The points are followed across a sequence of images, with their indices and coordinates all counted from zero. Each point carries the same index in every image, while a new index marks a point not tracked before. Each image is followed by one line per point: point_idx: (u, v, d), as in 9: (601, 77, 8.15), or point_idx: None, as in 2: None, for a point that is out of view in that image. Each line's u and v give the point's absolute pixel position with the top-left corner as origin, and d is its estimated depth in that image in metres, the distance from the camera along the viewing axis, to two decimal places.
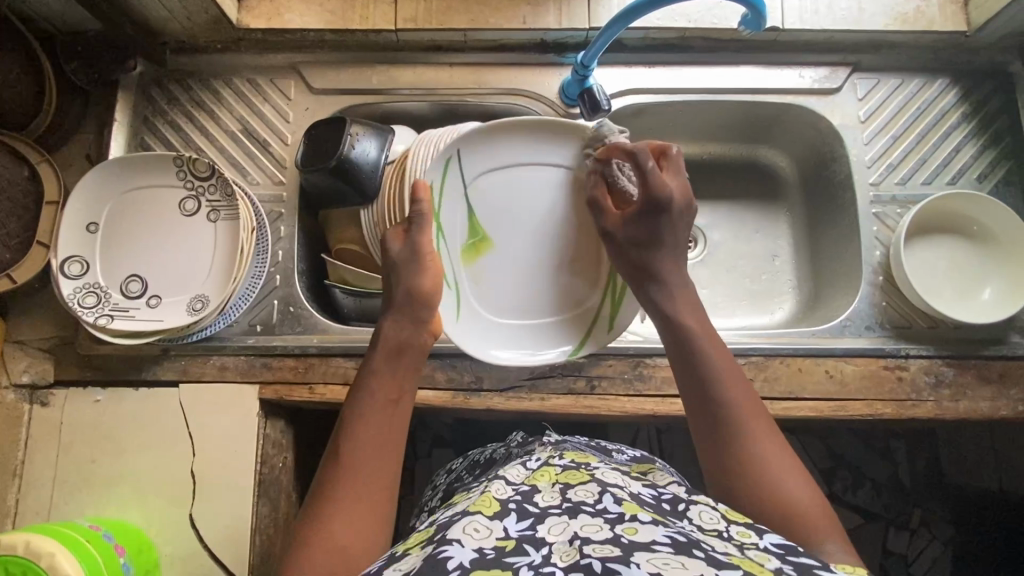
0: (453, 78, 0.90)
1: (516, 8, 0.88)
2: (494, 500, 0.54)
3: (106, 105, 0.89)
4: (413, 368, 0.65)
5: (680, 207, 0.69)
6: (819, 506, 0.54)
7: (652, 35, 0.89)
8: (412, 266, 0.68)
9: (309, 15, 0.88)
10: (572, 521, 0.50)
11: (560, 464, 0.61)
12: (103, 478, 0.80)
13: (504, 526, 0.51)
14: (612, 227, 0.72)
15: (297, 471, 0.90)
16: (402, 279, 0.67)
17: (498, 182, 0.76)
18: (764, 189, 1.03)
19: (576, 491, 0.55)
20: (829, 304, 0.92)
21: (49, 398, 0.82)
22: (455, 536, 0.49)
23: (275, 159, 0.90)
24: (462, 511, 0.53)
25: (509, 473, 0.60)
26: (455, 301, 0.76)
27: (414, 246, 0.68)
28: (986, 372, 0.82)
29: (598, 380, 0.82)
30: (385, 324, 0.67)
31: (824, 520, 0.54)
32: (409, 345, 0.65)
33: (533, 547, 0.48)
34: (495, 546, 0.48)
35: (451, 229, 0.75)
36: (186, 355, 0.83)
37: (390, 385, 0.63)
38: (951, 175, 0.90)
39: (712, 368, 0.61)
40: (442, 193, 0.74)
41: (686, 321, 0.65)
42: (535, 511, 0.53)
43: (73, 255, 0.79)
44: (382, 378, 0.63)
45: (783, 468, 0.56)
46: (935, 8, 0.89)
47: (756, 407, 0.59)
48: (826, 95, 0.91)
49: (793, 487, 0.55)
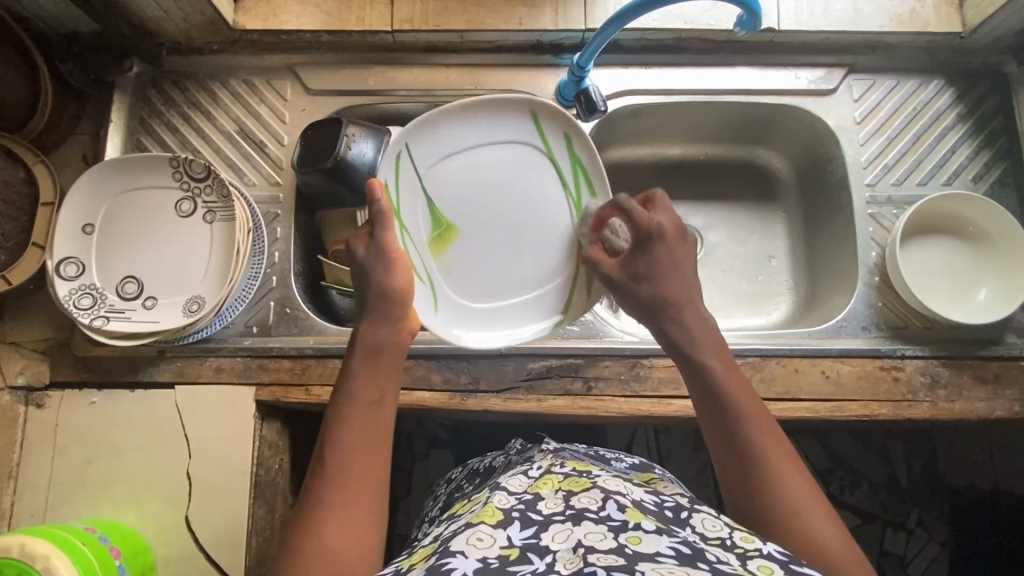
0: (450, 79, 0.90)
1: (513, 9, 0.88)
2: (497, 509, 0.54)
3: (102, 105, 0.89)
4: (391, 367, 0.65)
5: (673, 240, 0.72)
6: (851, 551, 0.54)
7: (648, 36, 0.89)
8: (381, 265, 0.67)
9: (305, 16, 0.88)
10: (576, 528, 0.50)
11: (562, 472, 0.61)
12: (98, 480, 0.80)
13: (507, 535, 0.51)
14: (613, 273, 0.72)
15: (294, 472, 0.90)
16: (372, 278, 0.67)
17: (455, 171, 0.75)
18: (759, 190, 1.03)
19: (579, 497, 0.54)
20: (825, 304, 0.92)
21: (44, 400, 0.82)
22: (459, 547, 0.49)
23: (270, 159, 0.90)
24: (465, 523, 0.54)
25: (511, 484, 0.60)
26: (430, 292, 0.75)
27: (381, 246, 0.67)
28: (982, 372, 0.82)
29: (594, 381, 0.82)
30: (363, 326, 0.67)
31: (855, 563, 0.53)
32: (386, 345, 0.66)
33: (537, 556, 0.48)
34: (500, 555, 0.48)
35: (413, 224, 0.74)
36: (183, 357, 0.83)
37: (371, 387, 0.63)
38: (947, 176, 0.90)
39: (736, 408, 0.61)
40: (395, 186, 0.72)
41: (708, 359, 0.65)
42: (538, 519, 0.52)
43: (68, 256, 0.79)
44: (362, 380, 0.63)
45: (813, 508, 0.55)
46: (931, 8, 0.89)
47: (780, 446, 0.59)
48: (822, 96, 0.91)
49: (826, 533, 0.54)
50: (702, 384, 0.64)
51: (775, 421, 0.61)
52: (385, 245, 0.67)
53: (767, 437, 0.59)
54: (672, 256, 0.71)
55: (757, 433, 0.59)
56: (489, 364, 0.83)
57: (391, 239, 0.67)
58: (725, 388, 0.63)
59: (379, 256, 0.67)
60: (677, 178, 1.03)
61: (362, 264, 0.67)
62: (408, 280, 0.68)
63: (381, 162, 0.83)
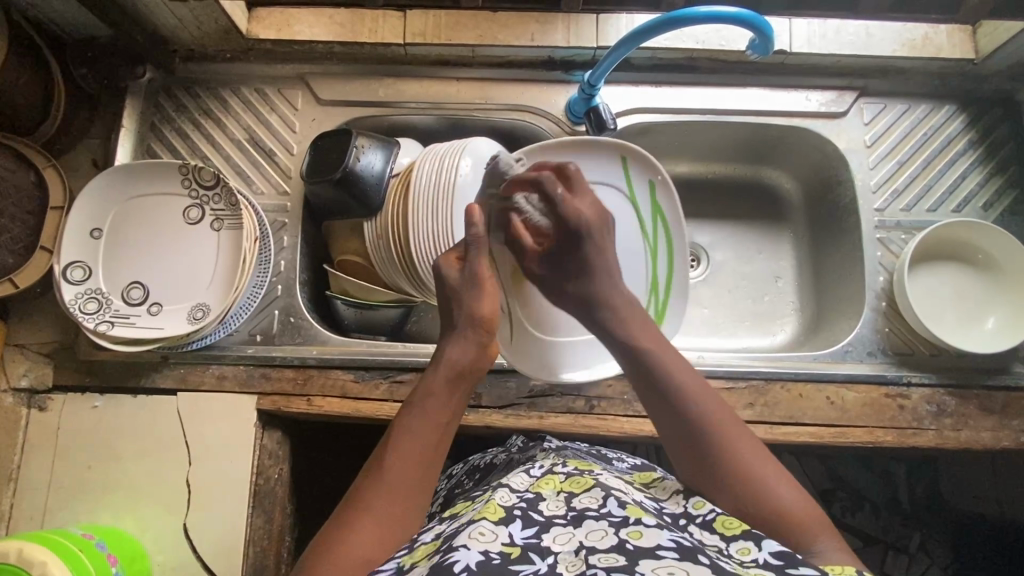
0: (460, 93, 0.90)
1: (525, 25, 0.88)
2: (499, 507, 0.54)
3: (114, 111, 0.90)
4: (466, 395, 0.65)
5: (597, 229, 0.65)
6: (805, 503, 0.55)
7: (659, 55, 0.89)
8: (472, 288, 0.66)
9: (318, 27, 0.88)
10: (577, 531, 0.50)
11: (563, 472, 0.61)
12: (98, 485, 0.80)
13: (509, 533, 0.50)
14: (534, 264, 0.67)
15: (293, 482, 0.89)
16: (461, 303, 0.66)
17: None
18: (768, 210, 1.03)
19: (581, 498, 0.55)
20: (832, 327, 0.92)
21: (47, 403, 0.82)
22: (462, 542, 0.48)
23: (279, 168, 0.90)
24: (467, 520, 0.53)
25: (512, 481, 0.60)
26: (507, 320, 0.77)
27: (472, 272, 0.67)
28: (988, 402, 0.81)
29: (597, 400, 0.82)
30: (452, 344, 0.66)
31: (815, 516, 0.55)
32: (470, 372, 0.65)
33: (538, 556, 0.48)
34: (501, 552, 0.48)
35: (501, 251, 0.75)
36: (186, 363, 0.83)
37: (443, 410, 0.62)
38: (956, 203, 0.90)
39: (671, 387, 0.60)
40: (491, 213, 0.72)
41: (638, 341, 0.63)
42: (540, 520, 0.52)
43: (76, 260, 0.79)
44: (439, 401, 0.62)
45: (764, 470, 0.56)
46: (944, 35, 0.89)
47: (727, 416, 0.59)
48: (832, 118, 0.91)
49: (786, 496, 0.55)
50: (643, 367, 0.62)
51: (737, 418, 0.59)
52: (473, 269, 0.67)
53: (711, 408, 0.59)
54: (592, 243, 0.65)
55: (699, 410, 0.59)
56: (491, 379, 0.82)
57: (483, 263, 0.67)
58: (659, 368, 0.61)
59: (469, 280, 0.67)
60: (684, 197, 1.03)
61: (451, 288, 0.67)
62: (495, 309, 0.67)
63: (390, 174, 0.83)
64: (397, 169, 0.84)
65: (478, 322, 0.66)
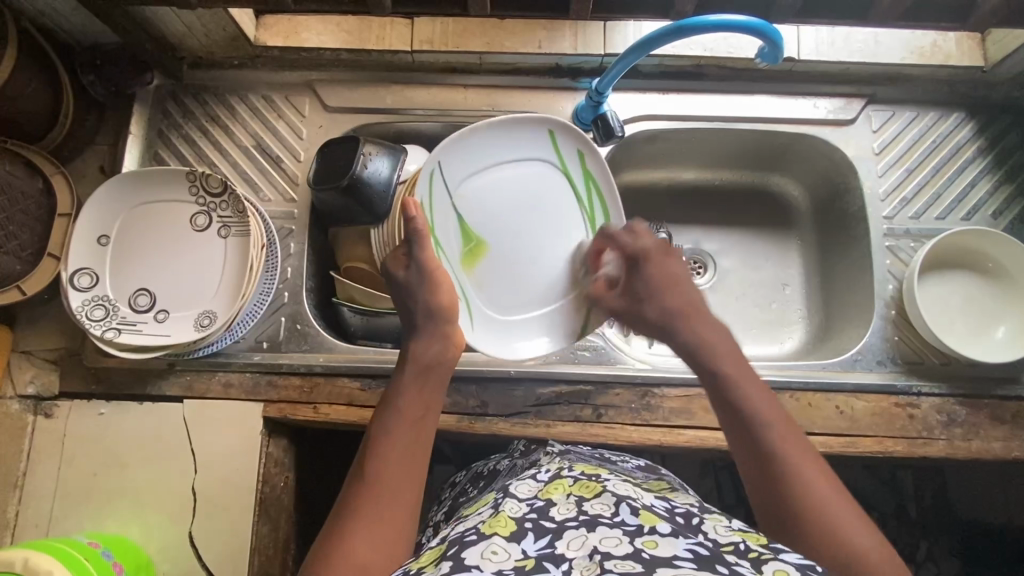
0: (468, 100, 0.90)
1: (533, 32, 0.88)
2: (509, 518, 0.53)
3: (122, 118, 0.90)
4: (438, 385, 0.65)
5: (661, 258, 0.73)
6: (880, 548, 0.53)
7: (667, 62, 0.89)
8: (424, 283, 0.67)
9: (326, 34, 0.88)
10: (591, 536, 0.49)
11: (571, 476, 0.60)
12: (104, 493, 0.80)
13: (521, 547, 0.49)
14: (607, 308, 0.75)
15: (298, 489, 0.89)
16: (416, 296, 0.67)
17: (481, 187, 0.76)
18: (775, 217, 1.02)
19: (592, 504, 0.54)
20: (840, 335, 0.91)
21: (53, 410, 0.82)
22: (474, 559, 0.48)
23: (286, 175, 0.90)
24: (476, 529, 0.52)
25: (519, 489, 0.58)
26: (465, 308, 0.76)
27: (421, 266, 0.67)
28: (999, 412, 0.81)
29: (604, 409, 0.81)
30: (415, 340, 0.67)
31: (884, 559, 0.52)
32: (438, 362, 0.66)
33: (553, 564, 0.48)
34: (515, 567, 0.47)
35: (445, 240, 0.75)
36: (192, 370, 0.83)
37: (416, 402, 0.63)
38: (965, 211, 0.89)
39: (751, 413, 0.61)
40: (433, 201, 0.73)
41: (726, 368, 0.64)
42: (551, 528, 0.51)
43: (83, 267, 0.79)
44: (410, 398, 0.63)
45: (836, 506, 0.55)
46: (953, 42, 0.88)
47: (801, 450, 0.58)
48: (840, 126, 0.90)
49: (858, 536, 0.53)
50: (725, 394, 0.63)
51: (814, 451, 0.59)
52: (422, 263, 0.67)
53: (784, 434, 0.59)
54: (657, 268, 0.72)
55: (778, 436, 0.59)
56: (498, 388, 0.82)
57: (430, 255, 0.67)
58: (740, 396, 0.62)
59: (421, 275, 0.67)
60: (691, 203, 1.03)
61: (406, 286, 0.68)
62: (452, 296, 0.68)
63: (397, 181, 0.83)
64: (404, 176, 0.84)
65: (440, 315, 0.67)
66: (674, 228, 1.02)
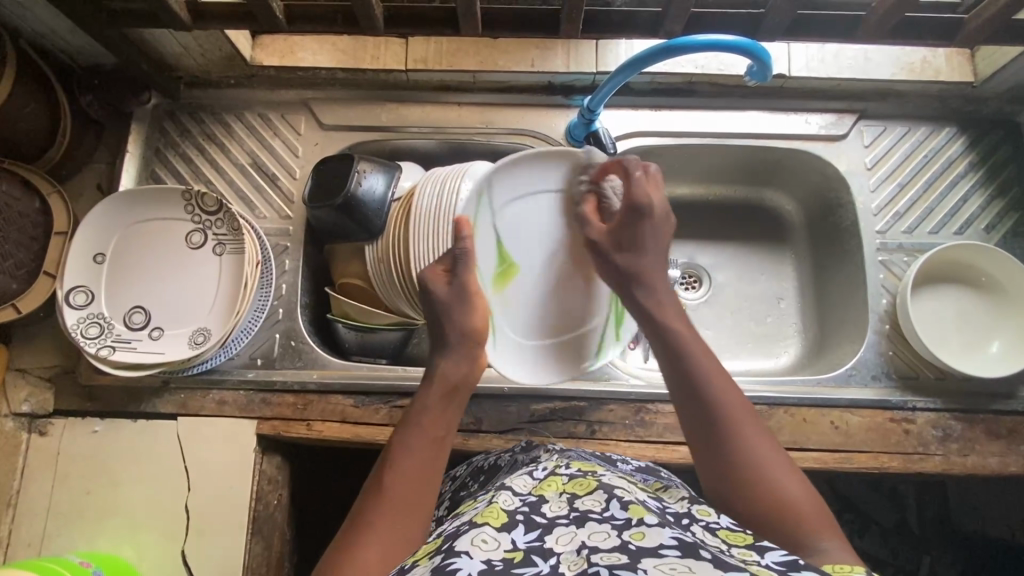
0: (462, 118, 0.91)
1: (525, 51, 0.89)
2: (501, 511, 0.53)
3: (120, 137, 0.91)
4: (460, 407, 0.64)
5: (658, 218, 0.67)
6: (815, 503, 0.54)
7: (659, 79, 0.90)
8: (466, 303, 0.66)
9: (321, 54, 0.89)
10: (580, 531, 0.49)
11: (566, 473, 0.60)
12: (97, 511, 0.80)
13: (511, 538, 0.50)
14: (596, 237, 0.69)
15: (292, 507, 0.89)
16: (452, 318, 0.66)
17: (518, 213, 0.73)
18: (769, 231, 1.02)
19: (583, 500, 0.53)
20: (835, 350, 0.91)
21: (48, 427, 0.82)
22: (464, 547, 0.48)
23: (282, 193, 0.91)
24: (470, 522, 0.53)
25: (515, 484, 0.59)
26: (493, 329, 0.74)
27: (462, 287, 0.66)
28: (995, 426, 0.80)
29: (598, 425, 0.81)
30: (443, 361, 0.66)
31: (822, 517, 0.53)
32: (462, 384, 0.65)
33: (540, 558, 0.47)
34: (504, 558, 0.47)
35: (483, 259, 0.72)
36: (186, 388, 0.83)
37: (439, 423, 0.62)
38: (958, 225, 0.89)
39: (698, 376, 0.59)
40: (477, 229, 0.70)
41: (676, 329, 0.63)
42: (542, 523, 0.51)
43: (78, 285, 0.79)
44: (435, 416, 0.62)
45: (777, 467, 0.55)
46: (942, 58, 0.89)
47: (743, 412, 0.58)
48: (832, 141, 0.91)
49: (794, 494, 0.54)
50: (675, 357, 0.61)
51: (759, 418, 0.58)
52: (467, 282, 0.66)
53: (737, 408, 0.58)
54: (652, 228, 0.67)
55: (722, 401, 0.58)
56: (491, 405, 0.82)
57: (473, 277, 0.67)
58: (687, 359, 0.61)
59: (462, 295, 0.66)
60: (685, 218, 1.03)
61: (445, 304, 0.66)
62: (487, 319, 0.68)
63: (391, 198, 0.83)
64: (398, 193, 0.84)
65: (473, 337, 0.67)
66: None
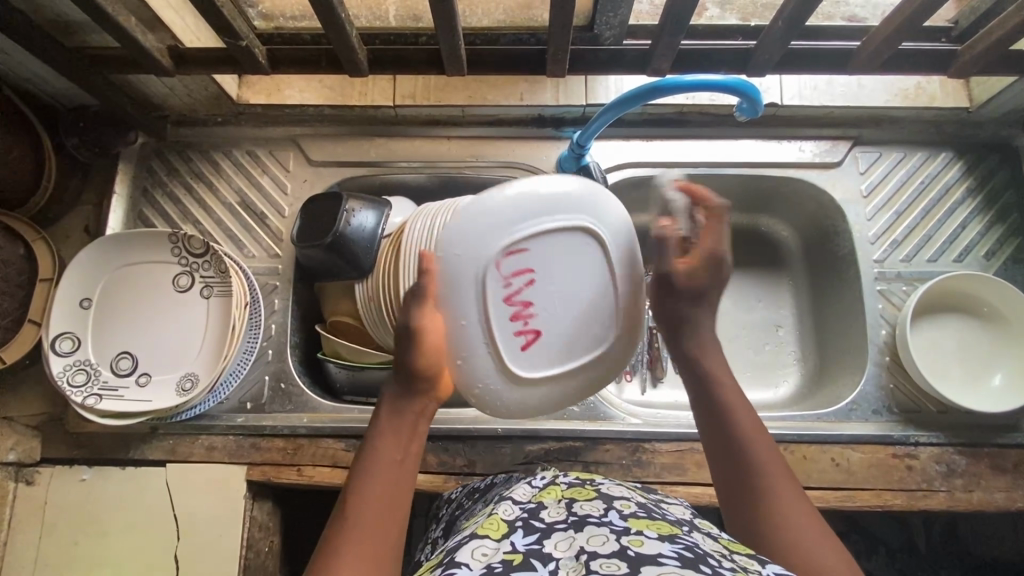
0: (452, 152, 0.90)
1: (515, 84, 0.88)
2: (501, 522, 0.51)
3: (106, 177, 0.91)
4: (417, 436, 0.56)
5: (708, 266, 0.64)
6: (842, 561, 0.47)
7: (650, 110, 0.88)
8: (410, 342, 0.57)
9: (309, 91, 0.88)
10: (578, 536, 0.47)
11: (565, 481, 0.58)
12: (85, 562, 0.78)
13: (511, 544, 0.47)
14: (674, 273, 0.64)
15: (283, 551, 0.87)
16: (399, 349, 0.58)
17: None
18: (766, 258, 1.01)
19: (581, 505, 0.52)
20: (833, 382, 0.89)
21: (35, 477, 0.80)
22: (464, 559, 0.45)
23: (271, 232, 0.90)
24: (470, 534, 0.50)
25: (514, 494, 0.57)
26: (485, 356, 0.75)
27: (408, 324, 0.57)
28: (1000, 460, 0.79)
29: (595, 466, 0.79)
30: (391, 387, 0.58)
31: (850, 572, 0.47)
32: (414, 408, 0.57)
33: (540, 562, 0.45)
34: (503, 560, 0.45)
35: None
36: (176, 434, 0.82)
37: (391, 453, 0.54)
38: (958, 252, 0.88)
39: (730, 419, 0.57)
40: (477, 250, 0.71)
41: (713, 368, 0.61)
42: (540, 527, 0.49)
43: (64, 331, 0.78)
44: (387, 447, 0.54)
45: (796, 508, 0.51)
46: (937, 84, 0.87)
47: (776, 462, 0.54)
48: (827, 168, 0.90)
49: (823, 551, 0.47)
50: (703, 394, 0.60)
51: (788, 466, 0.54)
52: (412, 321, 0.57)
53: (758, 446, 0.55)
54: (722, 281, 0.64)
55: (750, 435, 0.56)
56: (485, 446, 0.81)
57: (427, 316, 0.58)
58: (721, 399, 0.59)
59: (408, 332, 0.57)
60: None
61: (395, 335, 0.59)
62: (435, 355, 0.58)
63: (381, 234, 0.82)
64: (389, 229, 0.83)
65: (431, 372, 0.58)
66: None
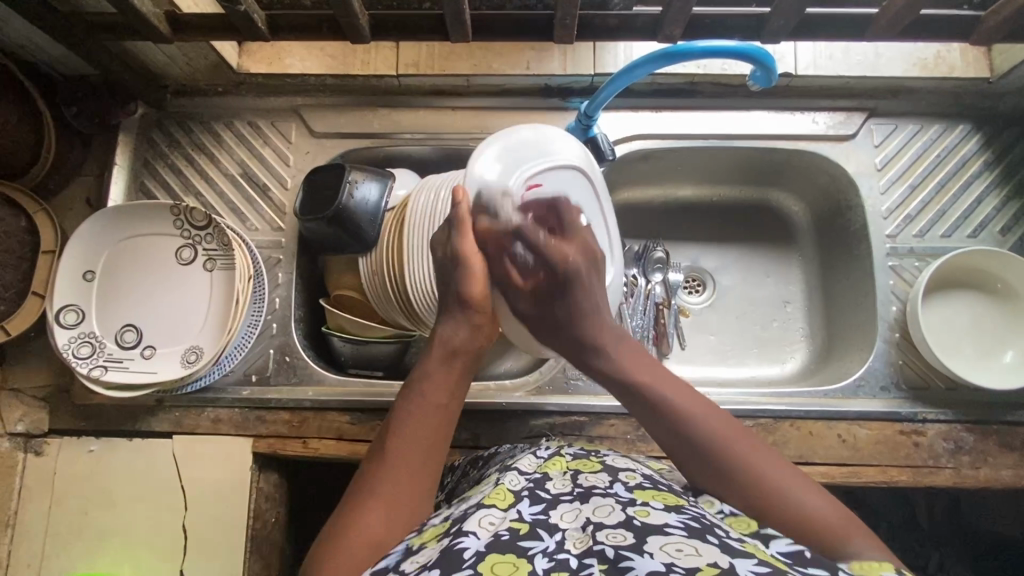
0: (457, 123, 0.89)
1: (521, 52, 0.86)
2: (508, 492, 0.50)
3: (107, 148, 0.89)
4: (465, 374, 0.61)
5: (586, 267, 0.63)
6: (837, 510, 0.51)
7: (660, 80, 0.86)
8: (458, 271, 0.61)
9: (310, 59, 0.86)
10: (585, 507, 0.47)
11: (570, 453, 0.58)
12: (94, 530, 0.79)
13: (517, 511, 0.47)
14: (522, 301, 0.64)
15: (287, 522, 0.88)
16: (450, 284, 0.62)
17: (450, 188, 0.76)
18: (775, 233, 0.99)
19: (587, 476, 0.52)
20: (842, 358, 0.89)
21: (43, 447, 0.81)
22: (471, 528, 0.45)
23: (274, 204, 0.89)
24: (475, 503, 0.49)
25: (520, 464, 0.56)
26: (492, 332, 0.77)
27: (455, 252, 0.62)
28: (1009, 438, 0.78)
29: (599, 440, 0.79)
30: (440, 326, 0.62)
31: (857, 528, 0.50)
32: (463, 349, 0.61)
33: (546, 533, 0.45)
34: (510, 529, 0.45)
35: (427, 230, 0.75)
36: (181, 406, 0.82)
37: (440, 389, 0.58)
38: (972, 228, 0.86)
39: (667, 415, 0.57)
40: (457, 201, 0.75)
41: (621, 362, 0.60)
42: (547, 497, 0.49)
43: (68, 303, 0.78)
44: (435, 381, 0.59)
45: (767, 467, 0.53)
46: (957, 53, 0.84)
47: (721, 432, 0.55)
48: (841, 140, 0.87)
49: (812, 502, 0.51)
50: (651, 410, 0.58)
51: (728, 417, 0.57)
52: (455, 250, 0.61)
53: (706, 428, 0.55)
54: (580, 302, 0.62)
55: (700, 425, 0.55)
56: (490, 420, 0.81)
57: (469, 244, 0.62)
58: (660, 399, 0.58)
59: (454, 261, 0.62)
60: (687, 220, 1.00)
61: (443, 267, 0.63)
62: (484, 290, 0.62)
63: (385, 207, 0.80)
64: (393, 202, 0.81)
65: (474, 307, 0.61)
66: (670, 245, 0.99)
